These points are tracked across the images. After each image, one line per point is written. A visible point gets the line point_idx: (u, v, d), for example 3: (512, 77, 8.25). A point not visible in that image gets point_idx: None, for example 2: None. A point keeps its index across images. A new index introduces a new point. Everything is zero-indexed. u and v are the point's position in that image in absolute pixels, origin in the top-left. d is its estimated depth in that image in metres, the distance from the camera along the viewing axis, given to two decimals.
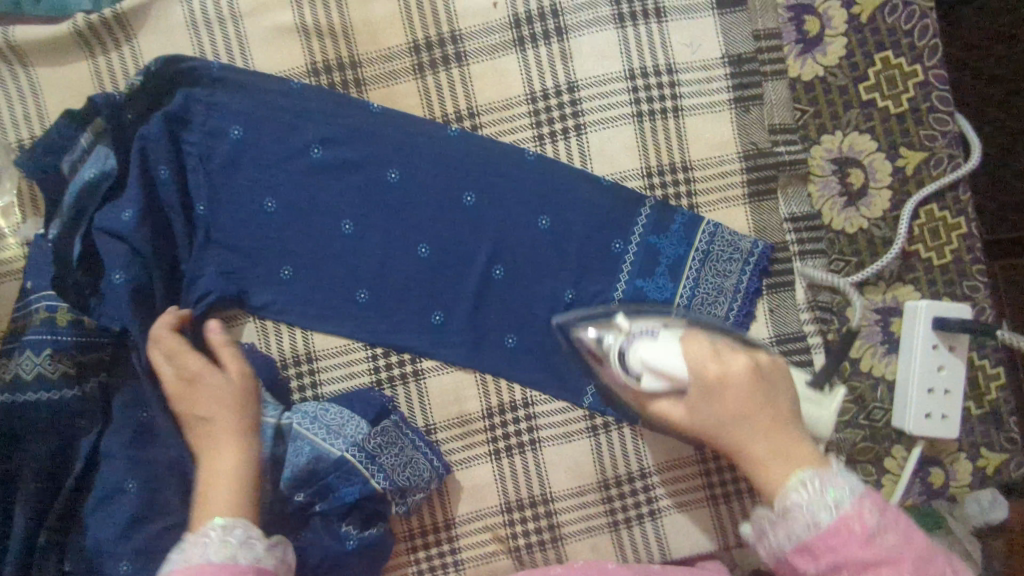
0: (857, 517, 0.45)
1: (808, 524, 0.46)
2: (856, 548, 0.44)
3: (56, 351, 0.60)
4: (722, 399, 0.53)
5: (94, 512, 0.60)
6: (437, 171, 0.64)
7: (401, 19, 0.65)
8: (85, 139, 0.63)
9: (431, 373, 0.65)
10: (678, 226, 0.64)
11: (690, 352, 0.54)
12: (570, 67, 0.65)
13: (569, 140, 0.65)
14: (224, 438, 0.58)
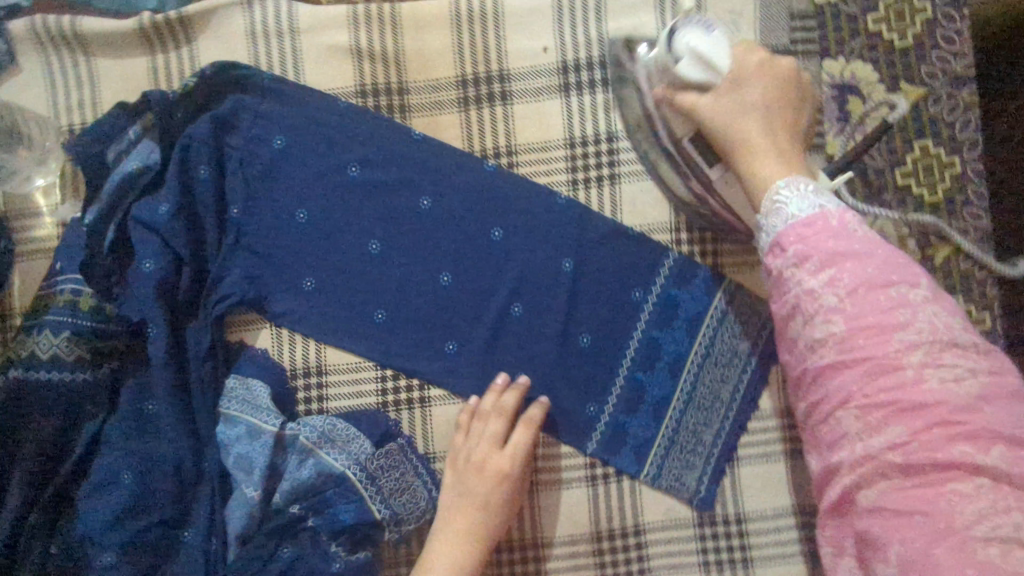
0: (835, 214, 0.48)
1: (785, 217, 0.49)
2: (829, 249, 0.46)
3: (75, 335, 0.61)
4: (754, 94, 0.55)
5: (84, 499, 0.60)
6: (468, 202, 0.65)
7: (452, 52, 0.67)
8: (134, 133, 0.65)
9: (436, 401, 0.65)
10: (700, 283, 0.64)
11: (739, 52, 0.56)
12: (612, 118, 0.66)
13: (603, 188, 0.66)
14: (466, 531, 0.60)
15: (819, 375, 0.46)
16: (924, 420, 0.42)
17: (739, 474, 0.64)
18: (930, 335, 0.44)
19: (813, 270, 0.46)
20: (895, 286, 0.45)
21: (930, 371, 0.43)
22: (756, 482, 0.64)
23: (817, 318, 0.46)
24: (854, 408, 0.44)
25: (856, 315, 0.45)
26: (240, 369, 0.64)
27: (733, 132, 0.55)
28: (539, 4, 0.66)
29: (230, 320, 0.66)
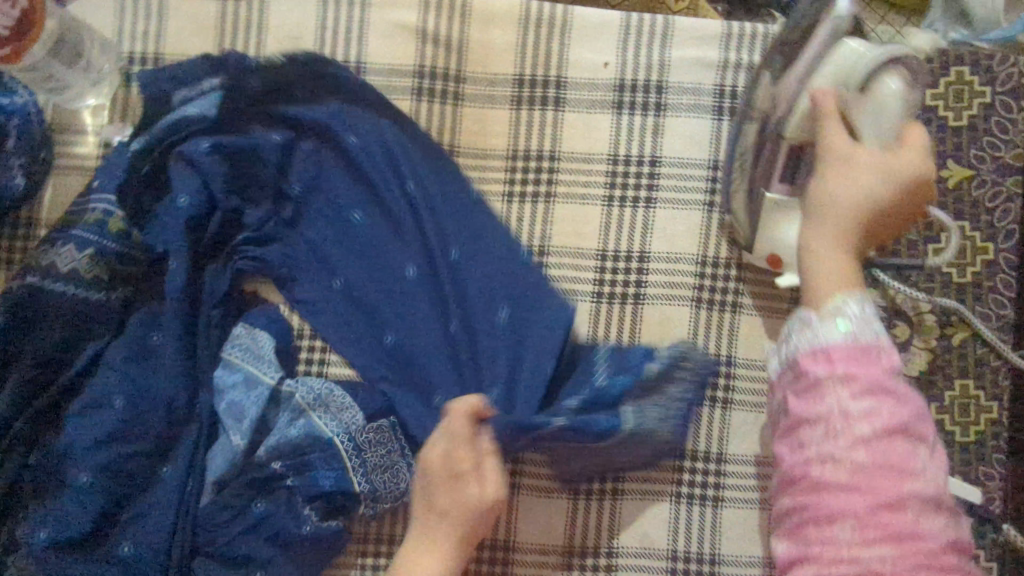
0: (886, 352, 0.45)
1: (845, 332, 0.45)
2: (857, 357, 0.44)
3: (97, 254, 0.61)
4: (883, 189, 0.50)
5: (73, 416, 0.60)
6: (494, 274, 0.63)
7: (515, 51, 0.67)
8: (211, 82, 0.65)
9: None
10: (635, 360, 0.61)
11: (910, 141, 0.51)
12: (658, 143, 0.67)
13: (637, 209, 0.66)
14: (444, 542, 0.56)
15: (823, 483, 0.43)
16: (913, 551, 0.41)
17: (721, 516, 0.64)
18: (930, 492, 0.42)
19: (855, 393, 0.43)
20: (918, 443, 0.43)
21: (930, 527, 0.42)
22: (736, 527, 0.64)
23: (842, 437, 0.43)
24: (852, 522, 0.42)
25: (879, 454, 0.42)
26: (252, 319, 0.64)
27: (840, 190, 0.50)
28: (608, 19, 0.67)
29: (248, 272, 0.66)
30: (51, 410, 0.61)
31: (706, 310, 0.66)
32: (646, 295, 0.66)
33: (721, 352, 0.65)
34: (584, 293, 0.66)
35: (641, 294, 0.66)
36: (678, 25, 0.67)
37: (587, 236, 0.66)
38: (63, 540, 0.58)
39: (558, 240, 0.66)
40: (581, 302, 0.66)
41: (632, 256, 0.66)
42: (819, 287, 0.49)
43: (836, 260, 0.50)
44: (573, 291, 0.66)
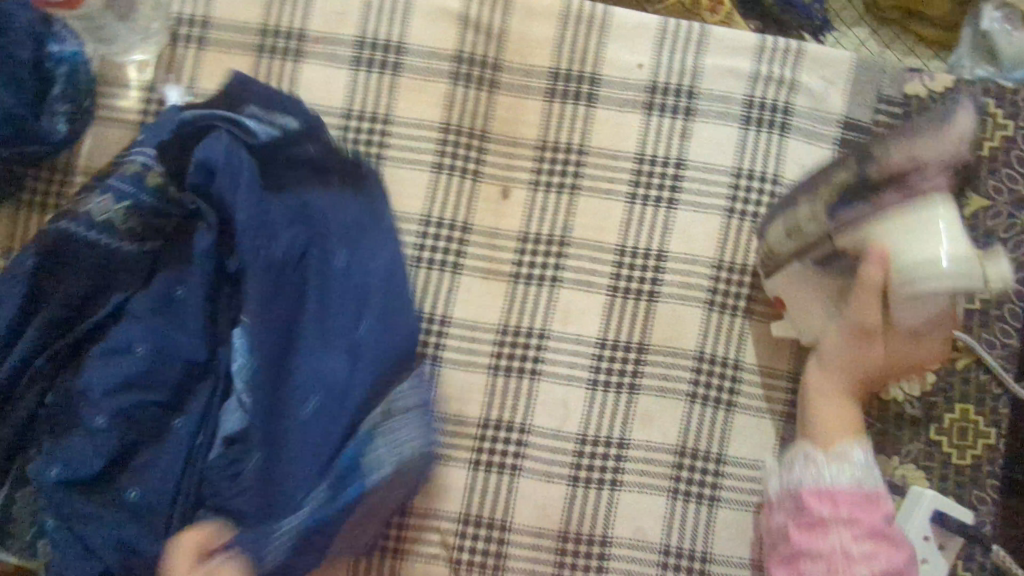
0: (883, 502, 0.59)
1: (851, 477, 0.59)
2: (851, 496, 0.58)
3: (131, 207, 0.63)
4: (903, 357, 0.60)
5: (92, 362, 0.60)
6: (343, 353, 0.61)
7: (554, 45, 0.68)
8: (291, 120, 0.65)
9: (446, 363, 0.66)
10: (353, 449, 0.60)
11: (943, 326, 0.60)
12: (685, 146, 0.68)
13: (659, 209, 0.67)
14: None
15: None
16: None
17: (714, 515, 0.65)
18: None
19: (857, 535, 0.57)
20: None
21: None
22: (728, 527, 0.65)
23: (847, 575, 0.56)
24: None
25: None
26: None
27: (857, 353, 0.61)
28: (646, 21, 0.69)
29: None
30: (71, 353, 0.62)
31: (718, 313, 0.67)
32: (660, 294, 0.67)
33: (728, 356, 0.67)
34: (601, 285, 0.67)
35: (655, 293, 0.67)
36: (714, 35, 0.69)
37: (607, 230, 0.67)
38: (73, 480, 0.59)
39: (579, 232, 0.67)
40: (597, 294, 0.67)
41: (650, 254, 0.67)
42: (820, 425, 0.62)
43: (832, 403, 0.62)
44: (589, 283, 0.67)
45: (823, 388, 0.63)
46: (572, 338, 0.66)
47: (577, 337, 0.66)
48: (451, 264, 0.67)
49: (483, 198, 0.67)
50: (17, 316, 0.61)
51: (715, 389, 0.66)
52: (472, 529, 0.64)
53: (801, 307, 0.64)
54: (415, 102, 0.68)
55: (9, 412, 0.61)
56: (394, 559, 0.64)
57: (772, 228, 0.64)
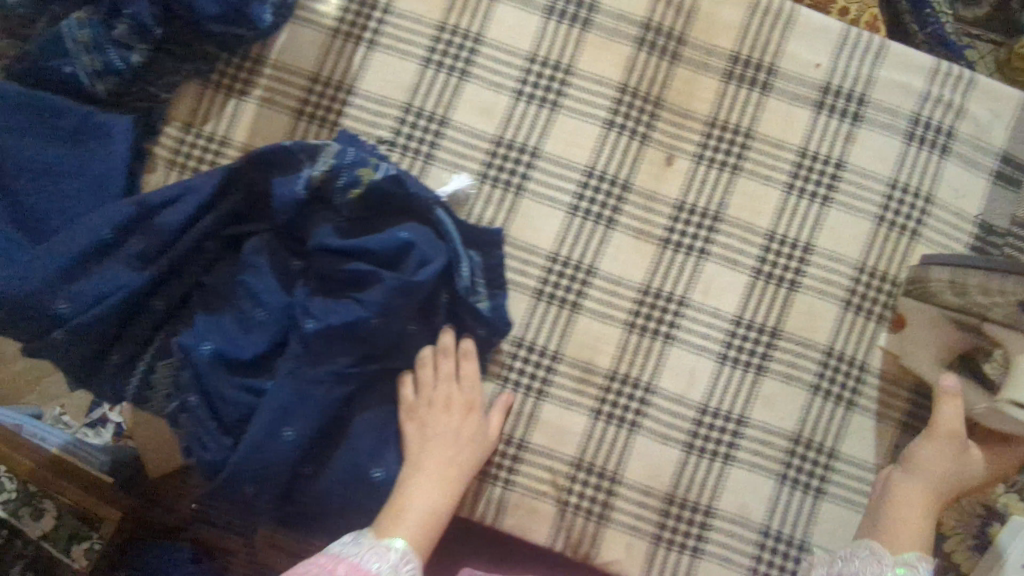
0: None
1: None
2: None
3: (333, 173, 0.59)
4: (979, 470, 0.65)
5: (249, 268, 0.60)
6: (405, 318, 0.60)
7: (738, 30, 0.70)
8: (411, 266, 0.59)
9: (585, 312, 0.68)
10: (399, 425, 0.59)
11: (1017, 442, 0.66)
12: (848, 149, 0.70)
13: (813, 204, 0.69)
14: (431, 461, 0.61)
15: None
16: None
17: (817, 507, 0.67)
18: None
19: None
20: None
21: None
22: (828, 520, 0.67)
23: None
24: None
25: None
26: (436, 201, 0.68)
27: (948, 471, 0.64)
28: (831, 24, 0.70)
29: (434, 156, 0.69)
30: (226, 243, 0.63)
31: (853, 314, 0.68)
32: (801, 285, 0.69)
33: (856, 357, 0.68)
34: (745, 266, 0.69)
35: (797, 283, 0.69)
36: (893, 49, 0.70)
37: (759, 215, 0.69)
38: (222, 363, 0.59)
39: (733, 210, 0.69)
40: (741, 273, 0.69)
41: (797, 246, 0.69)
42: (902, 526, 0.62)
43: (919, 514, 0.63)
44: (735, 262, 0.69)
45: (909, 491, 0.63)
46: (708, 310, 0.68)
47: (714, 312, 0.68)
48: (605, 219, 0.68)
49: (647, 161, 0.69)
50: (191, 214, 0.61)
51: (838, 386, 0.68)
52: (584, 475, 0.66)
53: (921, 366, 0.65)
54: (597, 58, 0.70)
55: (164, 285, 0.62)
56: (504, 489, 0.66)
57: (936, 266, 0.64)
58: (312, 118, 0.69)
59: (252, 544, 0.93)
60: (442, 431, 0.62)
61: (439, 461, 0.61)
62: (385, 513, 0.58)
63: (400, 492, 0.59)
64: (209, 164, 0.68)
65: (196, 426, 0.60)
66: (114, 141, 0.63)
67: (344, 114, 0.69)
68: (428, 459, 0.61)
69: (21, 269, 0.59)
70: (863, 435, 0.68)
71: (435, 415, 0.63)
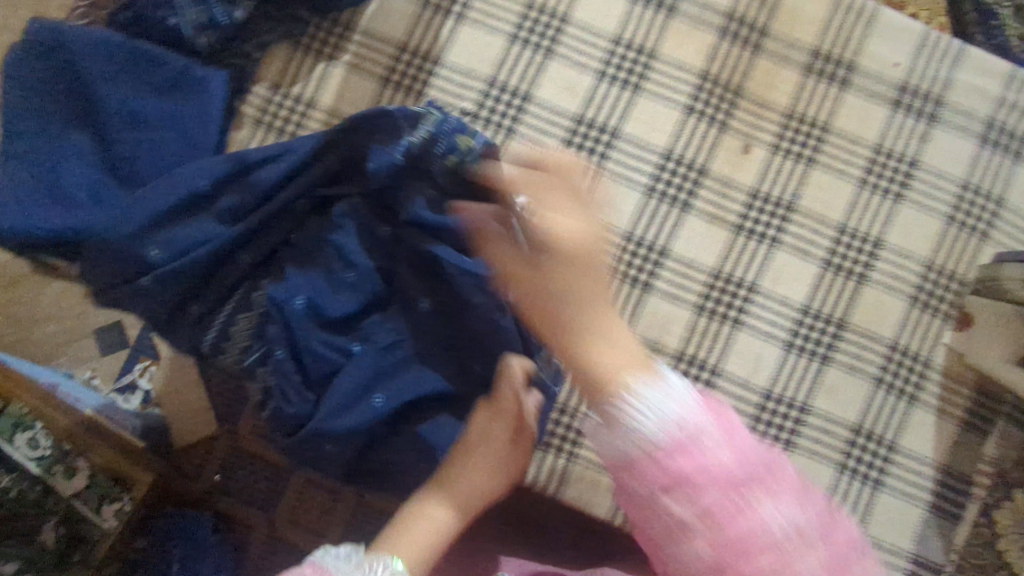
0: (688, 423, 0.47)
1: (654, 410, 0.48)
2: (799, 489, 0.47)
3: (432, 140, 0.61)
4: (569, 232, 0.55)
5: (337, 228, 0.62)
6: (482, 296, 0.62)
7: (820, 25, 0.71)
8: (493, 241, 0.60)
9: (656, 293, 0.69)
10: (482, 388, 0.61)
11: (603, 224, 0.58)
12: (922, 148, 0.70)
13: (885, 199, 0.70)
14: (458, 484, 0.51)
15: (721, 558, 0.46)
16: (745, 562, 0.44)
17: (876, 499, 0.67)
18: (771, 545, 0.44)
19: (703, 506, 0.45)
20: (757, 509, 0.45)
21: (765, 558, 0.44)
22: (888, 514, 0.67)
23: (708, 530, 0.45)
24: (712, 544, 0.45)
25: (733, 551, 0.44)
26: None
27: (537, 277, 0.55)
28: (912, 25, 0.71)
29: (516, 131, 0.70)
30: (315, 207, 0.64)
31: (919, 310, 0.69)
32: (870, 278, 0.69)
33: (921, 353, 0.69)
34: (816, 257, 0.69)
35: (866, 276, 0.69)
36: (970, 53, 0.71)
37: (833, 208, 0.70)
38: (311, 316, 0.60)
39: (806, 201, 0.70)
40: (811, 263, 0.69)
41: (868, 240, 0.70)
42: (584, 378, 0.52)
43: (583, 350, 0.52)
44: (806, 252, 0.69)
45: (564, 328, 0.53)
46: (777, 299, 0.69)
47: (783, 300, 0.69)
48: (680, 202, 0.69)
49: (725, 148, 0.70)
50: (283, 173, 0.62)
51: (902, 380, 0.68)
52: None
53: (993, 366, 0.66)
54: (680, 45, 0.71)
55: (251, 244, 0.63)
56: (568, 461, 0.67)
57: (1010, 265, 0.65)
58: (397, 86, 0.70)
59: None
60: (493, 434, 0.55)
61: (484, 465, 0.53)
62: (388, 532, 0.47)
63: (410, 506, 0.49)
64: (294, 124, 0.69)
65: (276, 377, 0.60)
66: (211, 95, 0.64)
67: (430, 85, 0.70)
68: (455, 478, 0.51)
69: (111, 217, 0.61)
70: (927, 430, 0.68)
71: (483, 432, 0.55)
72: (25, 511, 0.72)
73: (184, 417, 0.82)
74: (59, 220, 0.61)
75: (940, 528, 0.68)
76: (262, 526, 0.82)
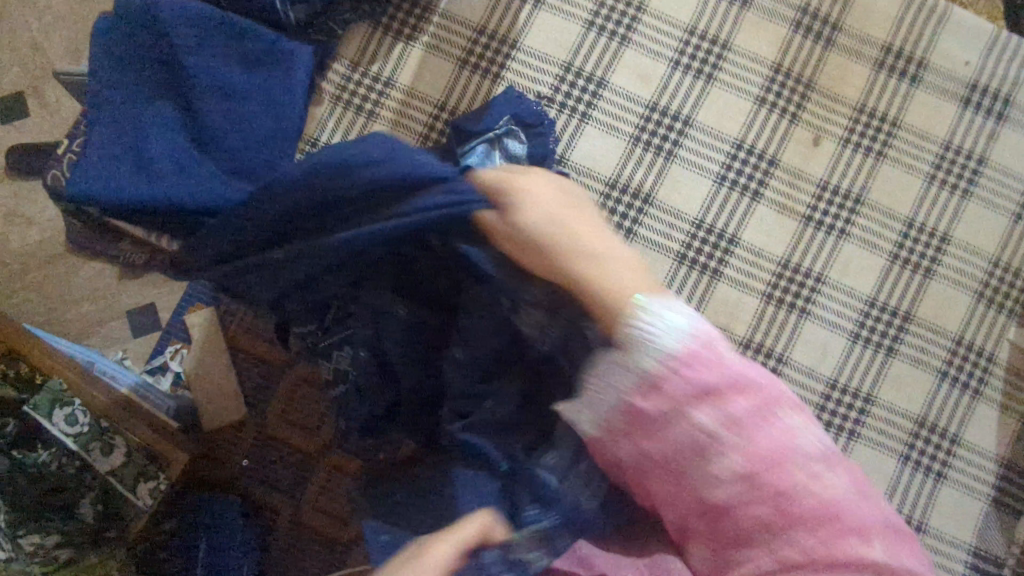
0: (702, 338, 0.44)
1: (659, 324, 0.44)
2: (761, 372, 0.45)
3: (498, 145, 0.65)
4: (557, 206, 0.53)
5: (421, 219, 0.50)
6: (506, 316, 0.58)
7: (892, 22, 0.72)
8: None
9: (725, 279, 0.69)
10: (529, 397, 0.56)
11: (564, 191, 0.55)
12: (990, 146, 0.71)
13: (953, 195, 0.71)
14: None
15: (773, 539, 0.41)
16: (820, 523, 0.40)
17: (938, 490, 0.68)
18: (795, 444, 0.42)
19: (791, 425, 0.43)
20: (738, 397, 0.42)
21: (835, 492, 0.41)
22: (948, 506, 0.68)
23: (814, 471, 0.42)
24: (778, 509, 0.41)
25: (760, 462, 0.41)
26: (591, 160, 0.70)
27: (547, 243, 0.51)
28: (982, 25, 0.72)
29: (590, 116, 0.71)
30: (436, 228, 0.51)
31: (985, 305, 0.70)
32: (936, 272, 0.70)
33: (985, 347, 0.69)
34: (884, 249, 0.70)
35: (932, 270, 0.70)
36: None
37: (901, 201, 0.71)
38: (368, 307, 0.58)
39: (875, 195, 0.71)
40: (879, 256, 0.70)
41: (936, 235, 0.70)
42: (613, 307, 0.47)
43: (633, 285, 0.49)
44: (874, 244, 0.70)
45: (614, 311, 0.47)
46: (845, 290, 0.70)
47: (850, 290, 0.70)
48: (751, 191, 0.70)
49: (795, 140, 0.71)
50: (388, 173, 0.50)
51: (965, 373, 0.69)
52: None
53: None
54: (753, 37, 0.72)
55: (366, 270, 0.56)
56: None
57: None
58: (475, 68, 0.71)
59: (300, 505, 0.88)
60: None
61: None
62: None
63: None
64: (372, 103, 0.70)
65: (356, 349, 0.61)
66: (297, 69, 0.66)
67: (506, 68, 0.71)
68: None
69: (192, 186, 0.61)
70: (989, 424, 0.69)
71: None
72: (67, 487, 0.77)
73: (213, 402, 0.88)
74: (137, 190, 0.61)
75: (1000, 522, 0.69)
76: (287, 510, 0.88)
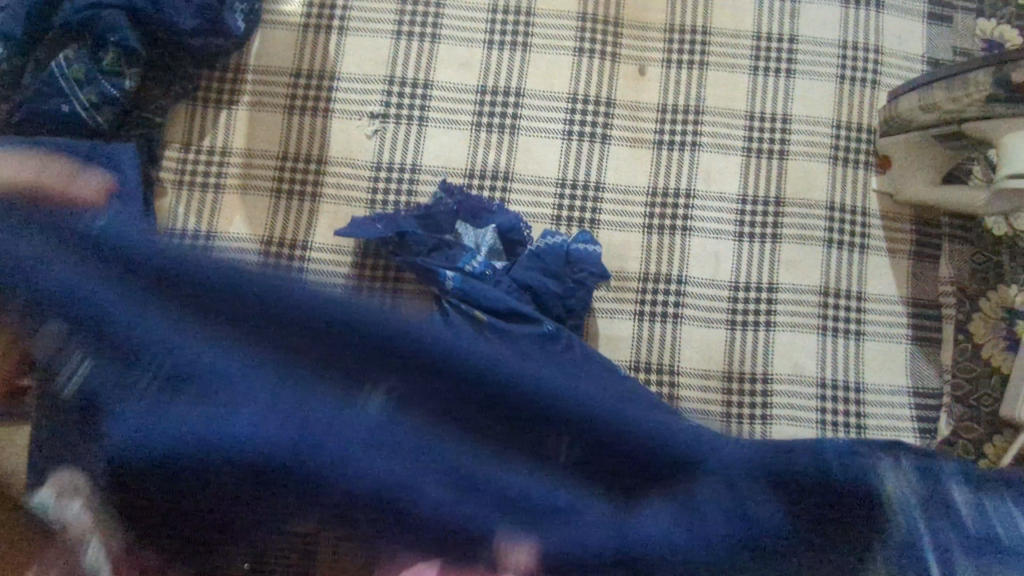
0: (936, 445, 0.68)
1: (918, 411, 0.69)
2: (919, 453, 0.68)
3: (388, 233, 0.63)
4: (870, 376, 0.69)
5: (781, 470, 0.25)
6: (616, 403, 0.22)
7: None
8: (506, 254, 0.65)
9: (605, 226, 0.71)
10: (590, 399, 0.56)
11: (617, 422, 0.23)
12: (795, 23, 0.75)
13: (777, 78, 0.74)
14: None
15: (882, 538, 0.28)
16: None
17: (862, 349, 0.70)
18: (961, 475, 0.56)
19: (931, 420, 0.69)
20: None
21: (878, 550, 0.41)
22: (876, 360, 0.71)
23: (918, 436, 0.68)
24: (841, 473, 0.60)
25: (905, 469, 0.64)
26: (443, 158, 0.71)
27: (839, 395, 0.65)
28: None
29: (427, 118, 0.72)
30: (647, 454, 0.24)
31: (842, 167, 0.73)
32: (790, 152, 0.73)
33: (857, 206, 0.73)
34: (736, 148, 0.73)
35: (785, 151, 0.73)
36: None
37: (736, 99, 0.74)
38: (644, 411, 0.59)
39: (710, 101, 0.74)
40: (733, 154, 0.73)
41: (776, 119, 0.74)
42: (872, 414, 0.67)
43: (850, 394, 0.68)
44: (724, 145, 0.73)
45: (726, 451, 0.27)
46: (714, 196, 0.72)
47: (719, 195, 0.73)
48: (599, 135, 0.73)
49: (622, 76, 0.74)
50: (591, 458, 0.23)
51: (847, 232, 0.72)
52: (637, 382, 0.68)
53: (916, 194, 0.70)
54: None
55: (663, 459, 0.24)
56: None
57: (902, 97, 0.69)
58: (304, 110, 0.71)
59: None
60: None
61: None
62: None
63: None
64: (215, 176, 0.70)
65: None
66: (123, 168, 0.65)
67: (334, 100, 0.72)
68: None
69: None
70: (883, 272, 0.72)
71: None
72: None
73: None
74: (572, 279, 0.64)
75: (927, 357, 0.71)
76: None
